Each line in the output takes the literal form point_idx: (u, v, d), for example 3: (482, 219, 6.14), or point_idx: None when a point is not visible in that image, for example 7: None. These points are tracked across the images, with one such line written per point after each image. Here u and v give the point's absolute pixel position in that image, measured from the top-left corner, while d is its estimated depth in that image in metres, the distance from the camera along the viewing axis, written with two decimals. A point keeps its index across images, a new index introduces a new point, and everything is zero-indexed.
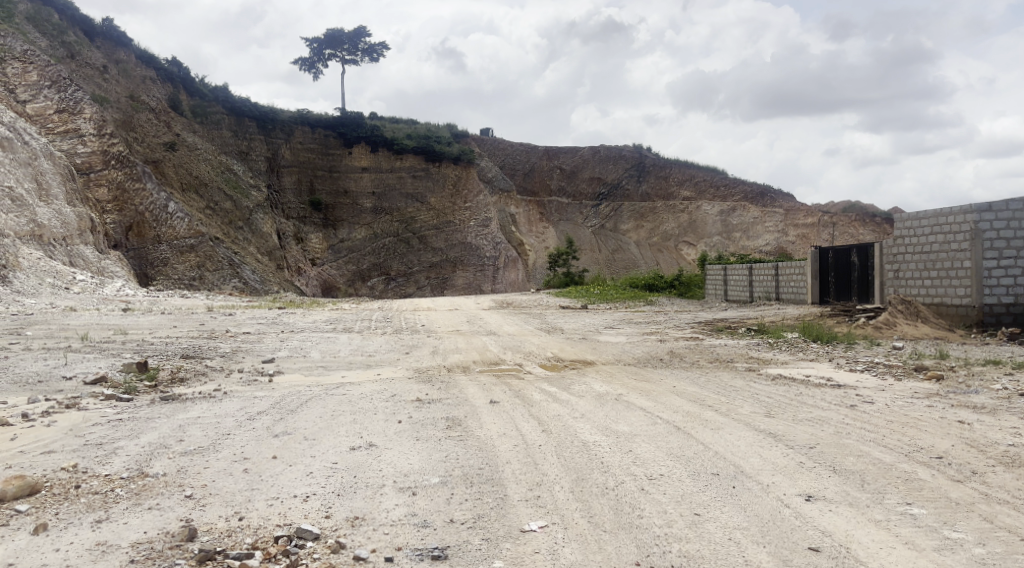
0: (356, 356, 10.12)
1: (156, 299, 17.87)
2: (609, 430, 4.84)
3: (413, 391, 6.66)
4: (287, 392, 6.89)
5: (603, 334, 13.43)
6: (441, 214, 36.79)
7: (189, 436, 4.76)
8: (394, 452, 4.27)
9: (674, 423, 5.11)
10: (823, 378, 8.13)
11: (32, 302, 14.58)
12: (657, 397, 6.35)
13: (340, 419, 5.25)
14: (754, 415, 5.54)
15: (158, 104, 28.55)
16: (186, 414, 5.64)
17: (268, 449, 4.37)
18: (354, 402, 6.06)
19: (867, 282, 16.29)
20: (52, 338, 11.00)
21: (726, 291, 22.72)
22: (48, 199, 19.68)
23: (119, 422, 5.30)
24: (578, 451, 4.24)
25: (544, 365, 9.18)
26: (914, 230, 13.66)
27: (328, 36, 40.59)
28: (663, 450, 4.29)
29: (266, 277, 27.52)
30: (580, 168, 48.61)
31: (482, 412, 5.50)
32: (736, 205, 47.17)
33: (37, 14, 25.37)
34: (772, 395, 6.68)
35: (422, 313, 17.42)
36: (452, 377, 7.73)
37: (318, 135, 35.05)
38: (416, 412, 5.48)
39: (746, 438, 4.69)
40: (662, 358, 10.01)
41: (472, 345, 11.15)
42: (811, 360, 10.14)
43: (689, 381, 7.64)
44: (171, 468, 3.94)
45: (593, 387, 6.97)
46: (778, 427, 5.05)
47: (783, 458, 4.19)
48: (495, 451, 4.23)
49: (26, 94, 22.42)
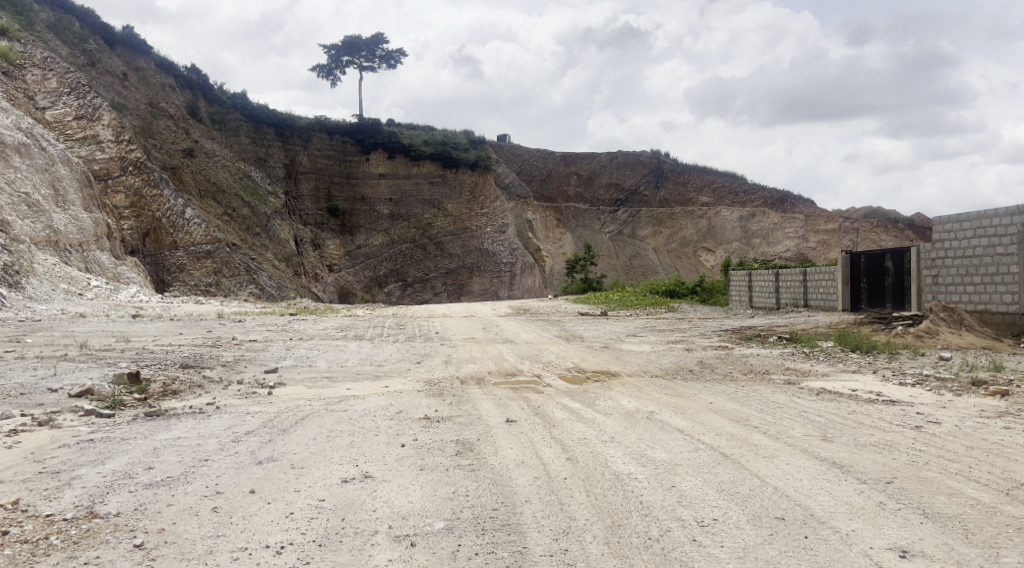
0: (363, 366, 9.48)
1: (169, 305, 17.44)
2: (645, 457, 4.16)
3: (422, 407, 5.99)
4: (283, 407, 6.26)
5: (625, 342, 12.69)
6: (458, 220, 36.22)
7: (160, 463, 4.14)
8: (392, 486, 3.62)
9: (720, 450, 4.41)
10: (872, 394, 7.38)
11: (42, 309, 14.13)
12: (694, 418, 5.62)
13: (335, 442, 4.61)
14: (809, 439, 4.82)
15: (177, 111, 28.16)
16: (166, 435, 5.03)
17: (245, 480, 3.74)
18: (355, 421, 5.42)
19: (902, 287, 15.44)
20: (50, 346, 10.49)
21: (751, 296, 21.88)
22: (64, 206, 19.28)
23: (88, 444, 4.69)
24: (611, 487, 3.56)
25: (564, 376, 8.48)
26: (954, 234, 12.86)
27: (346, 42, 40.25)
28: (711, 486, 3.62)
29: (283, 283, 27.20)
30: (597, 174, 47.57)
31: (496, 434, 4.82)
32: (756, 210, 46.36)
33: (59, 23, 25.29)
34: (822, 415, 5.94)
35: (438, 320, 16.74)
36: (464, 390, 7.03)
37: (336, 141, 34.58)
38: (422, 434, 4.83)
39: (807, 469, 3.98)
40: (691, 369, 9.28)
41: (487, 354, 10.47)
42: (854, 372, 9.37)
43: (725, 397, 6.88)
44: (126, 507, 3.30)
45: (620, 403, 6.28)
46: (841, 455, 4.34)
47: (857, 496, 3.49)
48: (514, 486, 3.57)
49: (45, 101, 22.15)
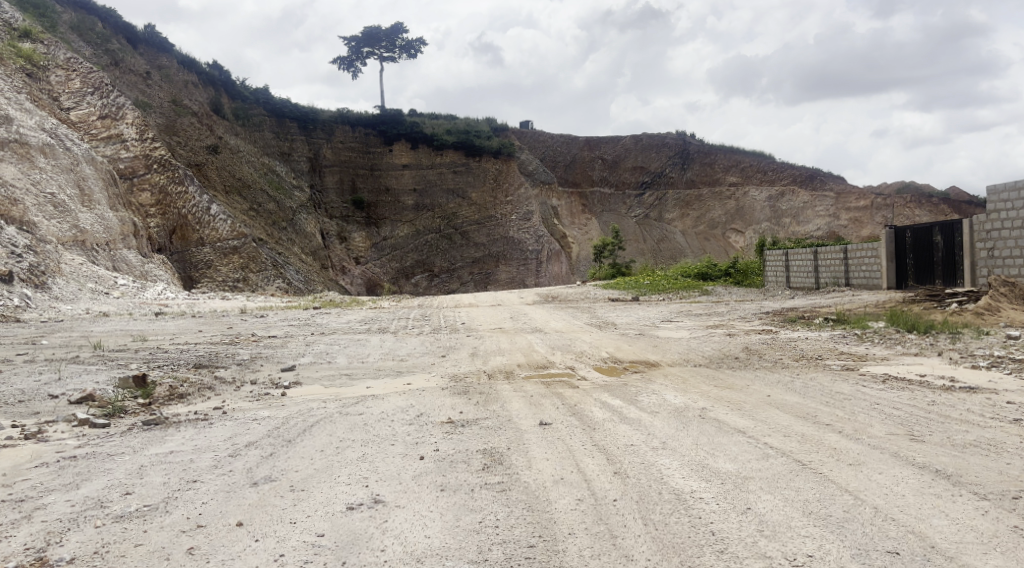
0: (385, 361, 8.89)
1: (195, 302, 17.06)
2: (707, 469, 3.49)
3: (445, 409, 5.35)
4: (295, 411, 5.71)
5: (661, 329, 11.98)
6: (482, 209, 35.45)
7: (143, 486, 3.60)
8: (407, 514, 3.02)
9: (796, 457, 3.71)
10: (945, 380, 6.56)
11: (68, 308, 13.84)
12: (755, 415, 4.90)
13: (344, 455, 4.02)
14: (895, 440, 4.07)
15: (201, 108, 27.73)
16: (160, 448, 4.51)
17: (234, 509, 3.20)
18: (369, 427, 4.82)
19: (953, 262, 14.44)
20: (64, 348, 10.08)
21: (788, 277, 20.94)
22: (90, 205, 18.95)
23: (69, 463, 4.16)
24: (673, 511, 2.92)
25: (600, 368, 7.79)
26: (1012, 204, 11.88)
27: (366, 33, 39.63)
28: (795, 507, 2.94)
29: (310, 276, 27.02)
30: (622, 157, 46.65)
31: (530, 440, 4.20)
32: (785, 188, 44.95)
33: (81, 23, 25.03)
34: (901, 407, 5.17)
35: (464, 309, 16.15)
36: (492, 386, 6.41)
37: (358, 133, 34.17)
38: (444, 443, 4.21)
39: (909, 481, 3.24)
40: (737, 356, 8.53)
41: (517, 345, 9.85)
42: (916, 355, 8.52)
43: (782, 388, 6.15)
44: (84, 549, 2.79)
45: (666, 399, 5.60)
46: (943, 460, 3.60)
47: (985, 518, 2.80)
48: (552, 513, 2.94)
49: (70, 101, 21.93)
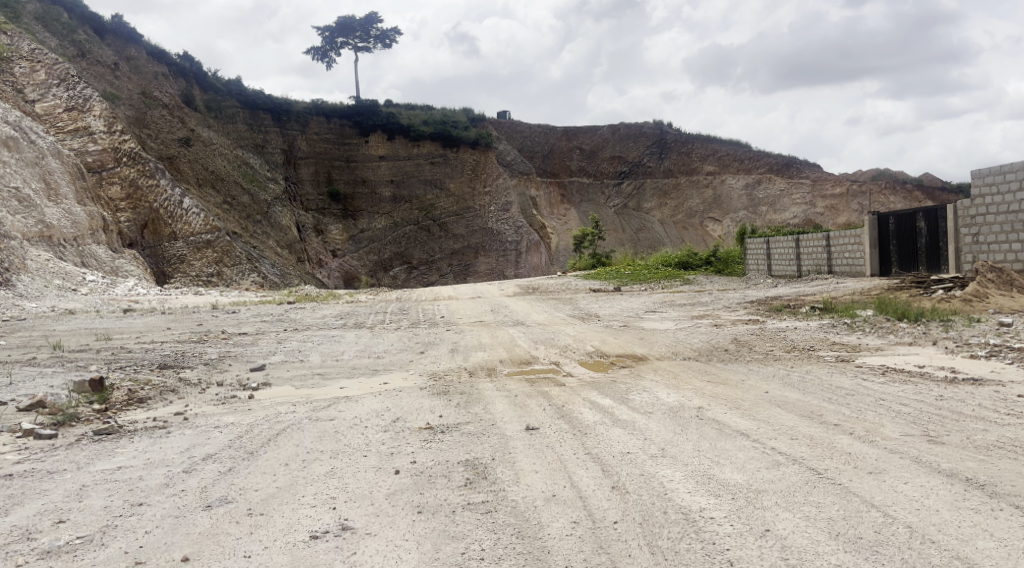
0: (360, 359, 8.46)
1: (167, 298, 16.40)
2: (715, 482, 3.14)
3: (423, 413, 4.96)
4: (262, 416, 5.26)
5: (645, 320, 11.67)
6: (461, 200, 34.96)
7: (81, 511, 3.18)
8: (381, 543, 2.65)
9: (810, 466, 3.37)
10: (946, 371, 6.28)
11: (32, 306, 13.19)
12: (756, 415, 4.56)
13: (311, 471, 3.61)
14: (913, 443, 3.75)
15: (172, 99, 26.88)
16: (107, 463, 4.07)
17: (182, 539, 2.80)
18: (341, 436, 4.40)
19: (937, 248, 14.27)
20: (20, 349, 9.50)
21: (769, 265, 20.78)
22: (57, 198, 18.20)
23: (2, 483, 3.70)
24: (684, 536, 2.57)
25: (585, 363, 7.44)
26: (998, 188, 11.71)
27: (340, 23, 38.80)
28: (819, 527, 2.61)
29: (287, 270, 26.37)
30: (601, 147, 46.35)
31: (516, 448, 3.84)
32: (762, 177, 44.96)
33: (46, 13, 24.02)
34: (908, 403, 4.85)
35: (442, 303, 15.71)
36: (474, 386, 6.03)
37: (334, 124, 33.47)
38: (421, 453, 3.82)
39: (940, 493, 2.92)
40: (726, 349, 8.21)
41: (498, 340, 9.46)
42: (910, 345, 8.25)
43: (779, 384, 5.81)
44: None
45: (659, 397, 5.24)
46: (971, 466, 3.28)
47: None
48: (545, 541, 2.58)
49: (34, 93, 21.05)
